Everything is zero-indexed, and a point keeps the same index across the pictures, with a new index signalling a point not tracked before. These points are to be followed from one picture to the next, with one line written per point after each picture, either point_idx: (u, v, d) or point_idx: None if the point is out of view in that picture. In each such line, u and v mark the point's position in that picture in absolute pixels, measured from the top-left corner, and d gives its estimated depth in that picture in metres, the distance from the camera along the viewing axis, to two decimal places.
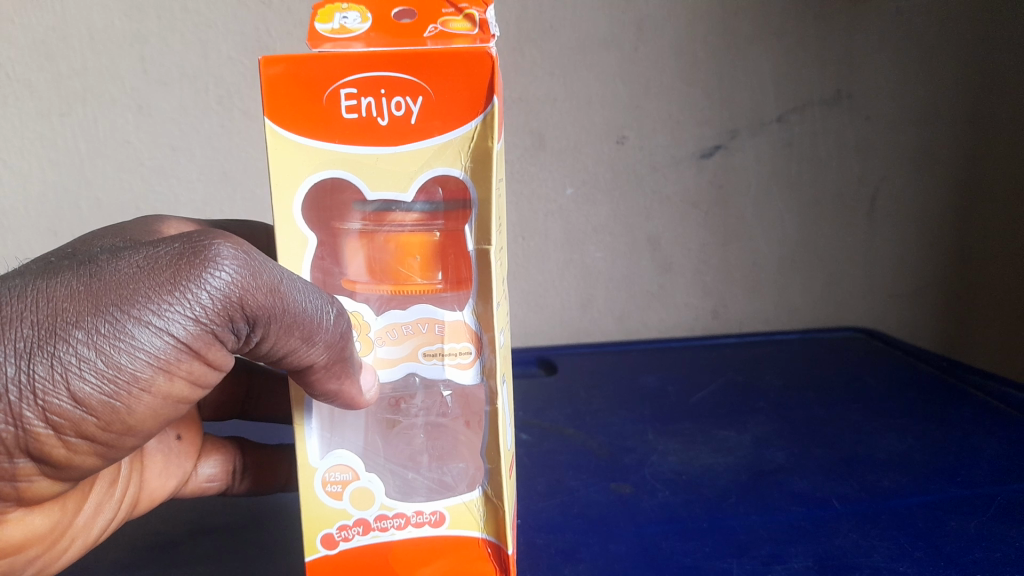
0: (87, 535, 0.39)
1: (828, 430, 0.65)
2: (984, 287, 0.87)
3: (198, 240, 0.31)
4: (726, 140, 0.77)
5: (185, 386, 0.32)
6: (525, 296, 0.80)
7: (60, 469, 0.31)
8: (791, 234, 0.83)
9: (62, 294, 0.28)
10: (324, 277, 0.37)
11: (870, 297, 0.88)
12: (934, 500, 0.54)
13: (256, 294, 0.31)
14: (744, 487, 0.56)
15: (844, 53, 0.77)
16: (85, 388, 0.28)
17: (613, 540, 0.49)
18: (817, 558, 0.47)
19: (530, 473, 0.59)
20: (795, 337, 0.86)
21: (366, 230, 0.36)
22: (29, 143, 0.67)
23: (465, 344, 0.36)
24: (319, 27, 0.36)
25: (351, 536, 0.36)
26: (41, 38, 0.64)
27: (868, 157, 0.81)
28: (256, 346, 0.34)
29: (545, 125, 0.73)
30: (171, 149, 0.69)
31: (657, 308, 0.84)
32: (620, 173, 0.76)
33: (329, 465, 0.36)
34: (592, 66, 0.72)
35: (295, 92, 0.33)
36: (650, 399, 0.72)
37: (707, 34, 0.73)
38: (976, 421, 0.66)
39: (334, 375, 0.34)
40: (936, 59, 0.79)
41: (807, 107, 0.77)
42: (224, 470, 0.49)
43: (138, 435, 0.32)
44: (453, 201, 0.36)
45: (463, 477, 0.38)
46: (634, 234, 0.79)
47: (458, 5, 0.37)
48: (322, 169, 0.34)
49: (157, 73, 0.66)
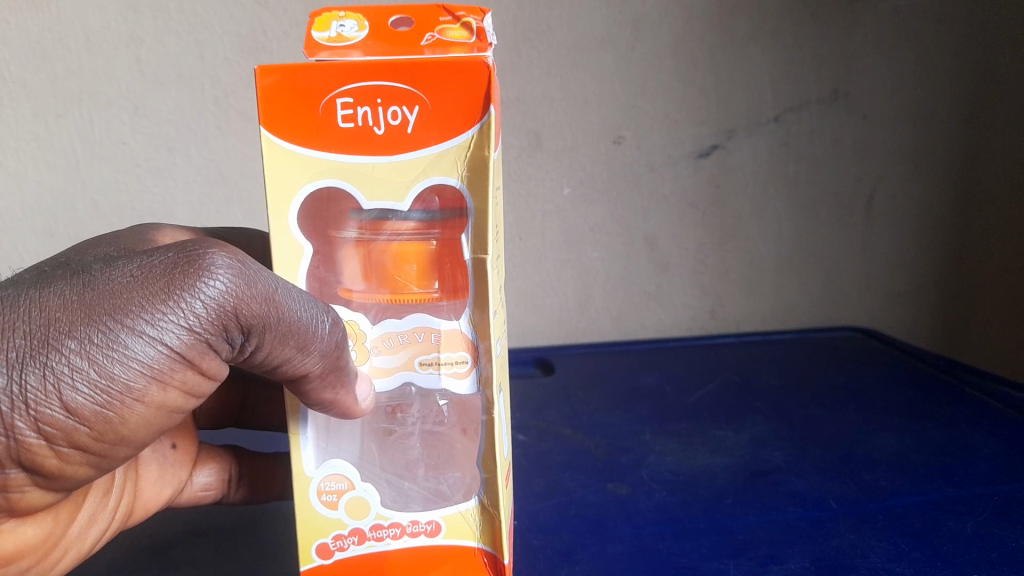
0: (80, 545, 0.39)
1: (825, 430, 0.65)
2: (980, 286, 0.87)
3: (192, 249, 0.30)
4: (722, 141, 0.77)
5: (178, 396, 0.32)
6: (522, 296, 0.80)
7: (52, 479, 0.31)
8: (788, 235, 0.83)
9: (54, 304, 0.28)
10: (321, 287, 0.37)
11: (867, 296, 0.88)
12: (929, 500, 0.54)
13: (251, 303, 0.31)
14: (740, 488, 0.56)
15: (840, 54, 0.77)
16: (77, 399, 0.28)
17: (610, 540, 0.50)
18: (813, 559, 0.47)
19: (527, 473, 0.59)
20: (792, 336, 0.87)
21: (363, 239, 0.36)
22: (25, 145, 0.66)
23: (461, 354, 0.36)
24: (315, 35, 0.36)
25: (347, 546, 0.36)
26: (35, 39, 0.64)
27: (864, 157, 0.81)
28: (250, 355, 0.34)
29: (543, 125, 0.73)
30: (167, 150, 0.68)
31: (654, 308, 0.84)
32: (617, 173, 0.76)
33: (324, 474, 0.36)
34: (589, 68, 0.72)
35: (290, 101, 0.33)
36: (646, 399, 0.72)
37: (704, 34, 0.73)
38: (972, 421, 0.66)
39: (329, 385, 0.34)
40: (933, 59, 0.79)
41: (803, 108, 0.77)
42: (219, 479, 0.49)
43: (131, 445, 0.32)
44: (449, 210, 0.36)
45: (459, 486, 0.38)
46: (631, 235, 0.79)
47: (455, 14, 0.37)
48: (317, 177, 0.34)
49: (154, 73, 0.66)
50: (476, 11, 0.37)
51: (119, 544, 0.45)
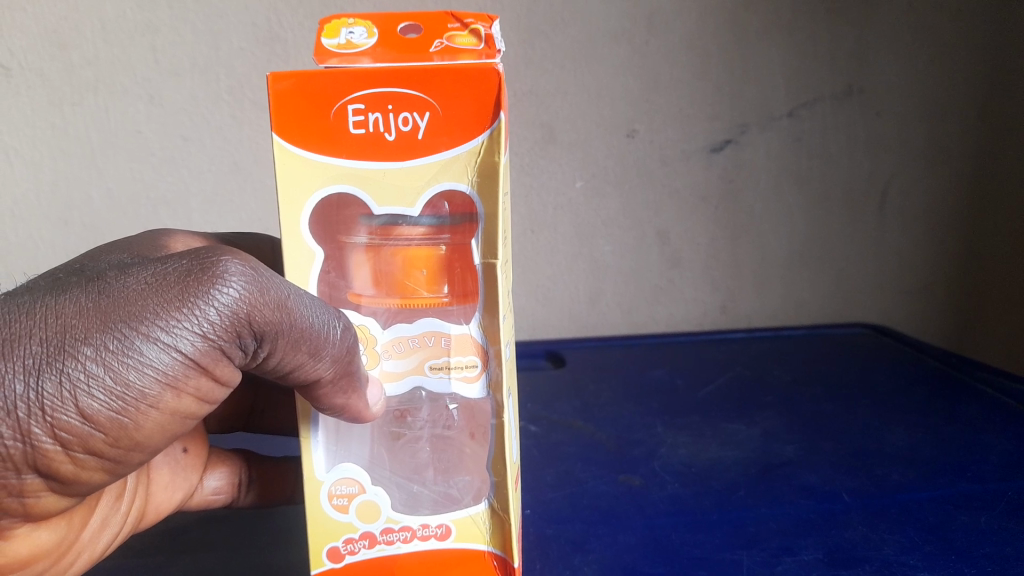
0: (92, 549, 0.40)
1: (837, 425, 0.65)
2: (996, 282, 0.86)
3: (206, 256, 0.31)
4: (736, 135, 0.76)
5: (191, 402, 0.32)
6: (533, 289, 0.80)
7: (67, 484, 0.31)
8: (802, 228, 0.82)
9: (71, 310, 0.28)
10: (331, 291, 0.37)
11: (881, 292, 0.87)
12: (943, 494, 0.53)
13: (264, 310, 0.31)
14: (753, 480, 0.56)
15: (857, 44, 0.75)
16: (93, 405, 0.29)
17: (622, 531, 0.50)
18: (827, 551, 0.47)
19: (539, 463, 0.59)
20: (803, 333, 0.85)
21: (373, 244, 0.36)
22: (42, 133, 0.67)
23: (471, 358, 0.37)
24: (325, 42, 0.36)
25: (357, 549, 0.36)
26: (52, 27, 0.64)
27: (879, 151, 0.80)
28: (263, 361, 0.34)
29: (555, 118, 0.73)
30: (182, 139, 0.69)
31: (665, 303, 0.83)
32: (629, 166, 0.76)
33: (335, 478, 0.36)
34: (602, 60, 0.71)
35: (302, 108, 0.33)
36: (658, 393, 0.72)
37: (719, 26, 0.72)
38: (986, 417, 0.65)
39: (341, 390, 0.34)
40: (950, 52, 0.78)
41: (817, 102, 0.76)
42: (229, 483, 0.49)
43: (144, 451, 0.32)
44: (459, 216, 0.36)
45: (469, 490, 0.39)
46: (643, 229, 0.79)
47: (464, 21, 0.37)
48: (328, 184, 0.34)
49: (169, 64, 0.66)
50: (484, 18, 0.37)
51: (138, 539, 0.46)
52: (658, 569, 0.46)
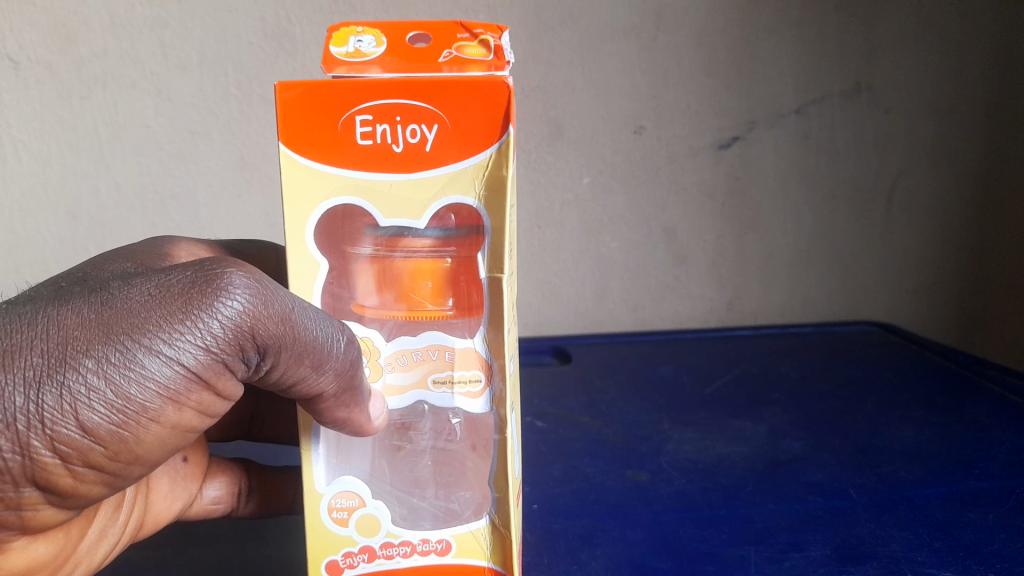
0: (90, 559, 0.40)
1: (843, 422, 0.64)
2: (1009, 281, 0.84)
3: (210, 268, 0.30)
4: (743, 132, 0.75)
5: (193, 415, 0.32)
6: (540, 286, 0.79)
7: (66, 497, 0.31)
8: (811, 227, 0.81)
9: (73, 322, 0.28)
10: (335, 303, 0.37)
11: (890, 291, 0.86)
12: (951, 491, 0.53)
13: (267, 323, 0.31)
14: (760, 476, 0.55)
15: (868, 44, 0.74)
16: (93, 419, 0.28)
17: (630, 525, 0.49)
18: (835, 547, 0.47)
19: (545, 458, 0.59)
20: (811, 329, 0.85)
21: (378, 255, 0.35)
22: (50, 127, 0.67)
23: (475, 373, 0.36)
24: (333, 50, 0.35)
25: (356, 563, 0.36)
26: (61, 21, 0.64)
27: (888, 150, 0.79)
28: (265, 374, 0.34)
29: (563, 115, 0.72)
30: (189, 133, 0.68)
31: (672, 300, 0.82)
32: (637, 163, 0.75)
33: (335, 491, 0.36)
34: (612, 58, 0.71)
35: (309, 118, 0.33)
36: (663, 390, 0.71)
37: (729, 23, 0.71)
38: (994, 414, 0.65)
39: (343, 404, 0.34)
40: (959, 50, 0.76)
41: (826, 99, 0.75)
42: (229, 492, 0.49)
43: (144, 464, 0.32)
44: (465, 228, 0.35)
45: (470, 504, 0.38)
46: (650, 225, 0.78)
47: (473, 31, 0.36)
48: (334, 196, 0.34)
49: (177, 57, 0.66)
50: (494, 28, 0.37)
51: (150, 536, 0.46)
52: (665, 563, 0.46)
